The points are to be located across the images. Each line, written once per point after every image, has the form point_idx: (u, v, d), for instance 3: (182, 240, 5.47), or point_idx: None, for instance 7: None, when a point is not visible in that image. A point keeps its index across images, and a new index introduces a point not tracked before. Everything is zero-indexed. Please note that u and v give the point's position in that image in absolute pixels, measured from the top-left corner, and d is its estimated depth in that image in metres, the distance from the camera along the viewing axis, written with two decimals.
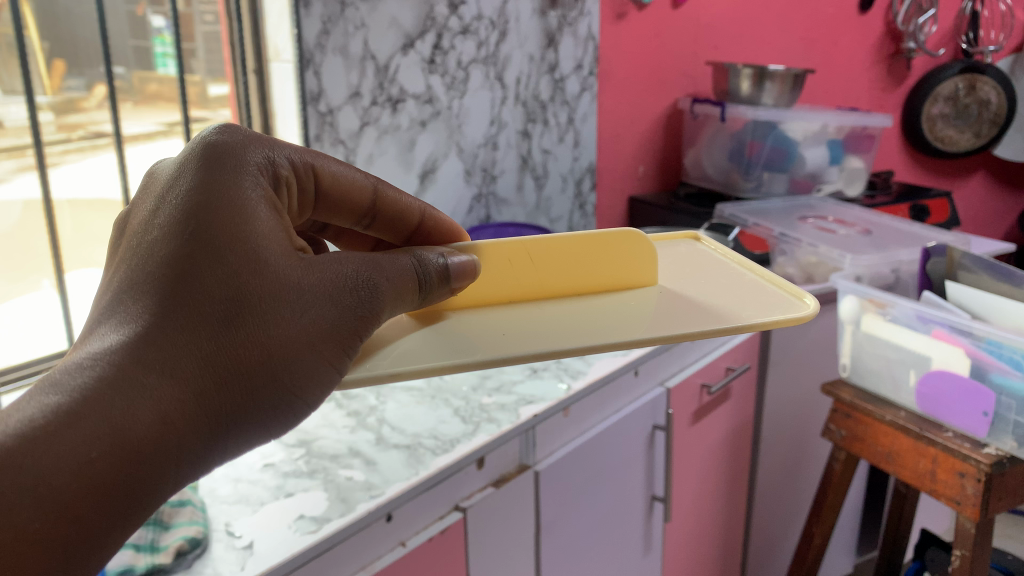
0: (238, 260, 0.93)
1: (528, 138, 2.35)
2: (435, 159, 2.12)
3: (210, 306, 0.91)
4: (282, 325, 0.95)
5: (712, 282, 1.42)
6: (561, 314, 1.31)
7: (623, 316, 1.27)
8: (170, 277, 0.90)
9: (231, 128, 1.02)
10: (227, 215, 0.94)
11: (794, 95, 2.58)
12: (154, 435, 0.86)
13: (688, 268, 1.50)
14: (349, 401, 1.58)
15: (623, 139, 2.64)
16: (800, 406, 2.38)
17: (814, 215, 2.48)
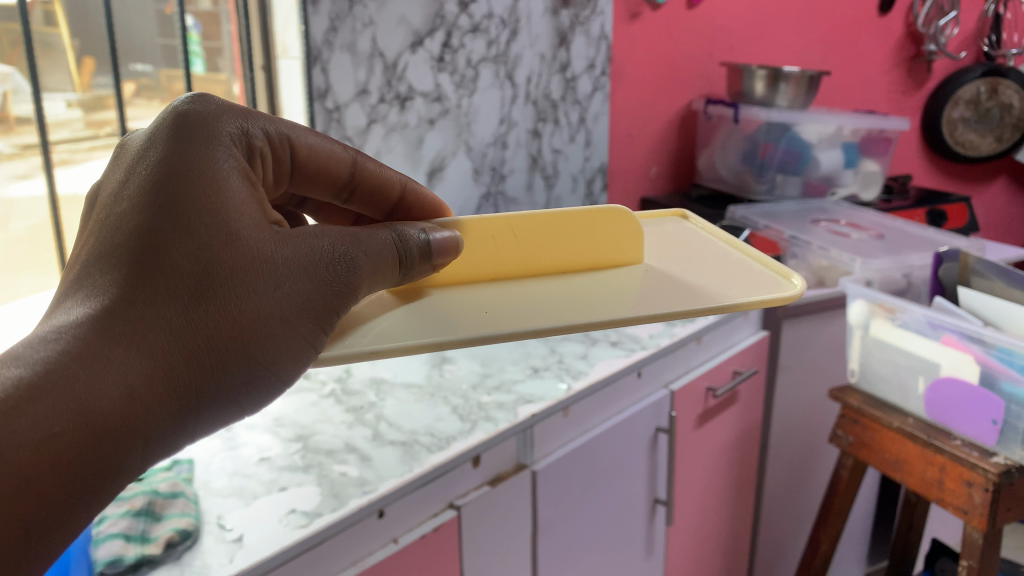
0: (210, 233, 0.92)
1: (538, 138, 2.34)
2: (444, 157, 2.12)
3: (181, 279, 0.90)
4: (255, 299, 0.94)
5: (691, 262, 1.58)
6: (547, 290, 1.44)
7: (611, 296, 1.39)
8: (140, 249, 0.89)
9: (202, 96, 1.01)
10: (198, 187, 0.93)
11: (809, 97, 2.55)
12: (122, 408, 0.85)
13: (668, 249, 1.65)
14: (349, 398, 1.58)
15: (635, 139, 2.63)
16: (809, 411, 2.35)
17: (827, 218, 2.46)
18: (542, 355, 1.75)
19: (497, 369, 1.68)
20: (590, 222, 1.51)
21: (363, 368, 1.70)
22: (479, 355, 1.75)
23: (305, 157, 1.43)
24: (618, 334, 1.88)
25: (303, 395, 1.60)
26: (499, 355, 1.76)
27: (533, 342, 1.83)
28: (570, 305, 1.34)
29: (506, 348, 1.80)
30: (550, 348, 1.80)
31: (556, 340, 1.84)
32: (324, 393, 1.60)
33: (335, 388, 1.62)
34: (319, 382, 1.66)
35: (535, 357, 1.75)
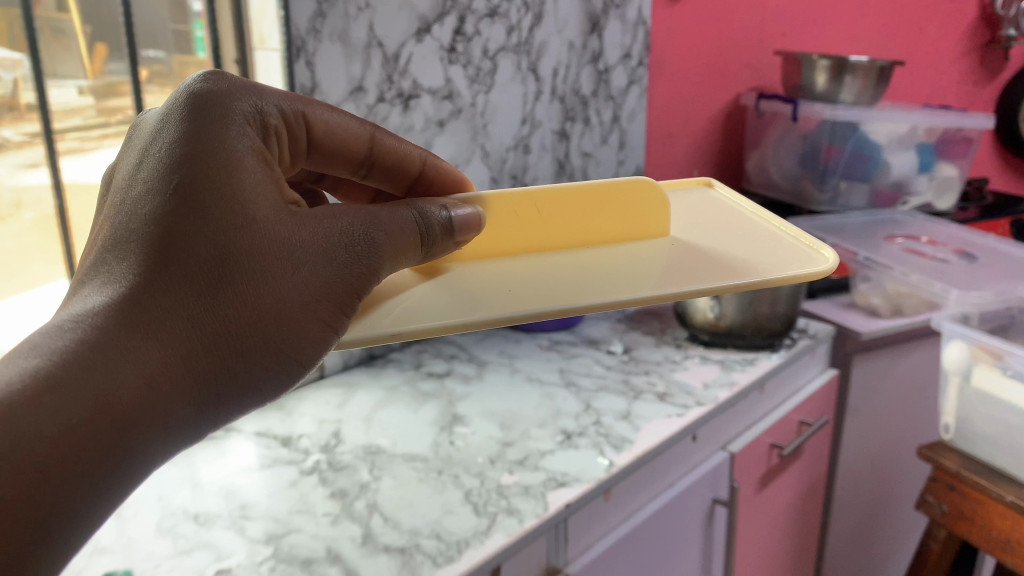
0: (230, 214, 0.82)
1: (566, 140, 2.01)
2: (456, 165, 1.79)
3: (200, 263, 0.81)
4: (276, 281, 0.85)
5: (729, 235, 1.36)
6: (568, 268, 1.24)
7: (639, 269, 1.20)
8: (157, 232, 0.80)
9: (217, 74, 0.89)
10: (215, 166, 0.83)
11: (878, 91, 2.20)
12: (142, 399, 0.76)
13: (701, 220, 1.43)
14: (337, 478, 1.26)
15: (675, 139, 2.29)
16: (880, 459, 2.02)
17: (902, 233, 2.11)
18: (574, 415, 1.43)
19: (519, 437, 1.36)
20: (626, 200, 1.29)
21: (353, 433, 1.39)
22: (498, 416, 1.43)
23: (320, 126, 1.07)
24: (665, 385, 1.56)
25: (281, 473, 1.29)
26: (522, 413, 1.44)
27: (561, 396, 1.51)
28: (578, 284, 1.15)
29: (530, 404, 1.48)
30: (584, 404, 1.48)
31: (589, 393, 1.52)
32: (306, 470, 1.29)
33: (320, 463, 1.31)
34: (300, 453, 1.34)
35: (567, 417, 1.43)
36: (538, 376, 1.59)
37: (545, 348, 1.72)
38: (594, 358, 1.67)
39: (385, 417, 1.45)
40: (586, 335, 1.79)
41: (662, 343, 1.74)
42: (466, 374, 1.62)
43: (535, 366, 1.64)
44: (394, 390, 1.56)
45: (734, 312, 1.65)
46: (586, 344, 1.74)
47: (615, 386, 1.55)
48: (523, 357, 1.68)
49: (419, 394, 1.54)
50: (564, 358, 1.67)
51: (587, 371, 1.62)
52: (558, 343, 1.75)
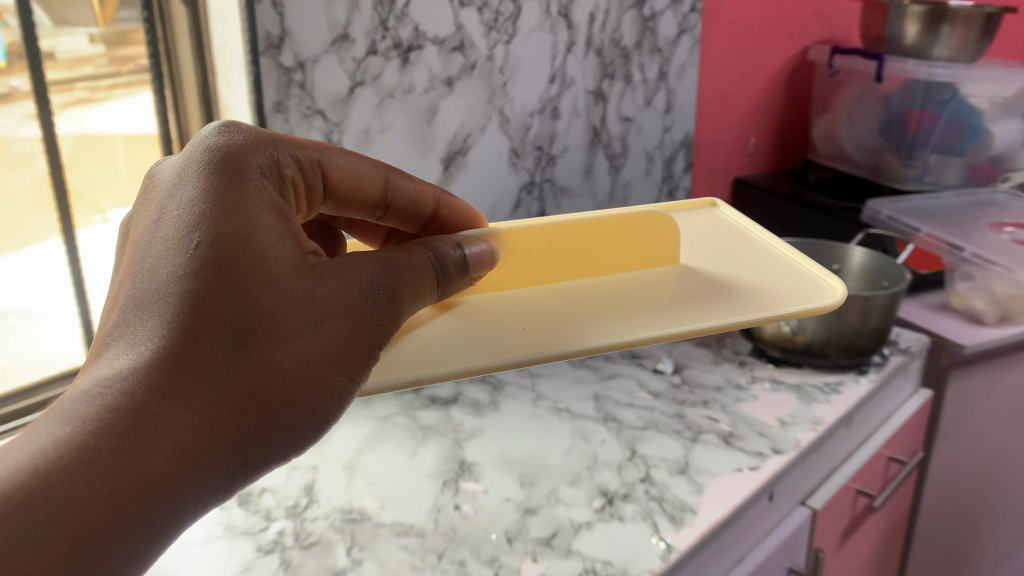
0: (251, 273, 0.75)
1: (603, 102, 1.65)
2: (468, 134, 1.44)
3: (222, 324, 0.74)
4: (298, 341, 0.77)
5: (751, 260, 1.08)
6: (589, 298, 1.00)
7: (659, 303, 0.97)
8: (176, 294, 0.73)
9: (232, 124, 0.82)
10: (235, 222, 0.76)
11: (982, 46, 1.81)
12: (169, 467, 0.71)
13: (720, 244, 1.14)
14: (303, 565, 0.95)
15: (730, 102, 1.92)
16: (971, 491, 1.69)
17: (1009, 219, 1.74)
18: (616, 469, 1.11)
19: (545, 502, 1.04)
20: (642, 224, 1.02)
21: (330, 491, 1.08)
22: (517, 466, 1.11)
23: (337, 176, 0.91)
24: (729, 422, 1.23)
25: (231, 554, 0.97)
26: (547, 463, 1.12)
27: (597, 438, 1.18)
28: (579, 322, 0.93)
29: (558, 450, 1.15)
30: (628, 450, 1.15)
31: (633, 433, 1.20)
32: (263, 551, 0.98)
33: (283, 538, 0.99)
34: (257, 523, 1.03)
35: (607, 471, 1.10)
36: (567, 405, 1.27)
37: (575, 365, 1.39)
38: (637, 380, 1.34)
39: (371, 466, 1.13)
40: (625, 347, 1.45)
41: (720, 360, 1.40)
42: (477, 400, 1.29)
43: (564, 391, 1.31)
44: (385, 424, 1.24)
45: (816, 325, 1.31)
46: (626, 359, 1.41)
47: (666, 423, 1.22)
48: (548, 377, 1.35)
49: (417, 429, 1.22)
50: (599, 379, 1.34)
51: (630, 399, 1.29)
52: (592, 356, 1.42)
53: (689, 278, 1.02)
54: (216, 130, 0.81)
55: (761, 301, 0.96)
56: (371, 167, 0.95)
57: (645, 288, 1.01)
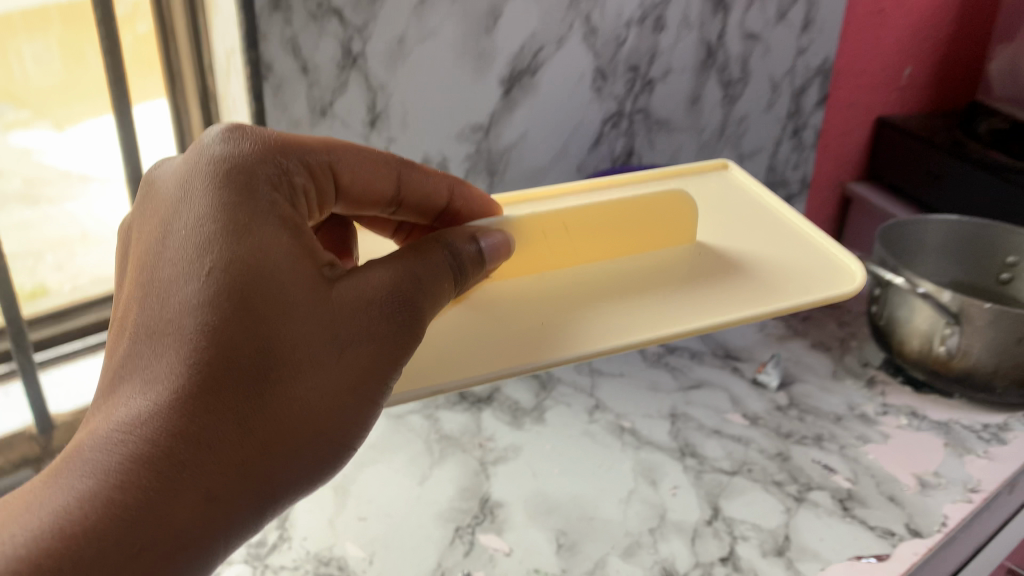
0: (270, 293, 0.57)
1: (725, 12, 1.26)
2: (542, 47, 1.09)
3: (248, 354, 0.56)
4: (332, 368, 0.60)
5: (771, 242, 0.88)
6: (623, 280, 0.84)
7: (698, 290, 0.80)
8: (187, 325, 0.55)
9: (235, 127, 0.64)
10: (252, 238, 0.58)
11: None
12: (193, 541, 0.53)
13: (735, 218, 0.93)
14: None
15: (890, 21, 1.49)
16: None
17: None
18: (689, 541, 0.82)
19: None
20: (659, 208, 0.84)
21: (308, 525, 0.83)
22: (555, 522, 0.83)
23: (348, 174, 0.70)
24: (848, 475, 0.91)
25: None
26: (598, 520, 0.84)
27: (668, 484, 0.89)
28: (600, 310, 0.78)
29: (613, 499, 0.87)
30: (709, 509, 0.86)
31: (716, 480, 0.90)
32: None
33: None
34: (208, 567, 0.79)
35: (676, 543, 0.82)
36: (633, 425, 0.98)
37: (650, 363, 1.09)
38: (730, 397, 1.03)
39: (367, 492, 0.87)
40: (716, 342, 1.14)
41: (841, 375, 1.08)
42: (518, 402, 1.01)
43: (632, 403, 1.01)
44: (398, 424, 0.97)
45: (986, 350, 0.96)
46: (718, 362, 1.10)
47: (763, 470, 0.92)
48: (614, 378, 1.06)
49: (436, 438, 0.95)
50: (680, 388, 1.04)
51: (717, 425, 0.98)
52: (673, 351, 1.12)
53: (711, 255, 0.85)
54: (220, 136, 0.63)
55: (781, 284, 0.81)
56: (381, 159, 0.74)
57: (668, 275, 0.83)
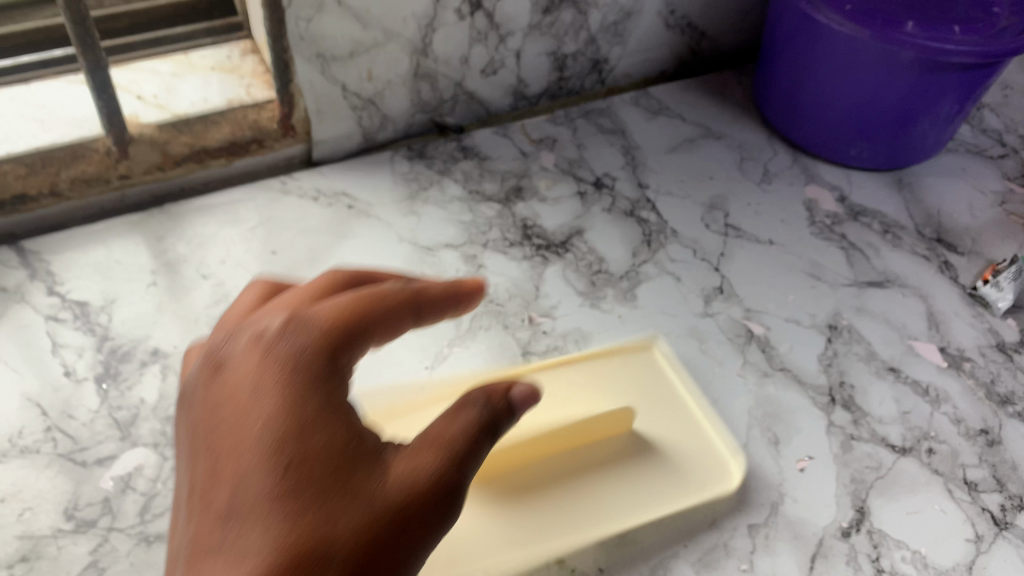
0: (343, 488, 0.44)
1: None
2: None
3: (328, 532, 0.42)
4: (418, 518, 0.45)
5: (694, 428, 0.72)
6: (613, 465, 0.69)
7: (682, 478, 0.69)
8: (253, 520, 0.43)
9: (294, 316, 0.49)
10: (326, 437, 0.45)
11: None
12: None
13: (670, 406, 0.74)
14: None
15: None
16: None
17: None
18: (807, 562, 0.65)
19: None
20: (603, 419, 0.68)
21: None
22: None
23: (382, 341, 0.51)
24: None
25: (14, 516, 0.61)
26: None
27: (734, 511, 0.68)
28: (548, 508, 0.66)
29: (669, 545, 0.65)
30: (852, 512, 0.68)
31: (874, 456, 0.71)
32: (67, 525, 0.61)
33: (123, 489, 0.63)
34: (100, 446, 0.66)
35: (784, 559, 0.65)
36: (765, 333, 0.81)
37: (744, 288, 0.85)
38: (892, 331, 0.81)
39: (358, 381, 0.74)
40: (874, 258, 0.88)
41: None
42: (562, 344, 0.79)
43: (716, 363, 0.78)
44: (426, 333, 0.79)
45: None
46: (865, 299, 0.84)
47: (907, 432, 0.73)
48: (696, 314, 0.82)
49: (434, 362, 0.77)
50: (802, 330, 0.81)
51: (861, 381, 0.77)
52: (785, 254, 0.89)
53: (668, 450, 0.71)
54: (279, 327, 0.49)
55: (686, 478, 0.69)
56: (395, 308, 0.52)
57: (616, 475, 0.69)
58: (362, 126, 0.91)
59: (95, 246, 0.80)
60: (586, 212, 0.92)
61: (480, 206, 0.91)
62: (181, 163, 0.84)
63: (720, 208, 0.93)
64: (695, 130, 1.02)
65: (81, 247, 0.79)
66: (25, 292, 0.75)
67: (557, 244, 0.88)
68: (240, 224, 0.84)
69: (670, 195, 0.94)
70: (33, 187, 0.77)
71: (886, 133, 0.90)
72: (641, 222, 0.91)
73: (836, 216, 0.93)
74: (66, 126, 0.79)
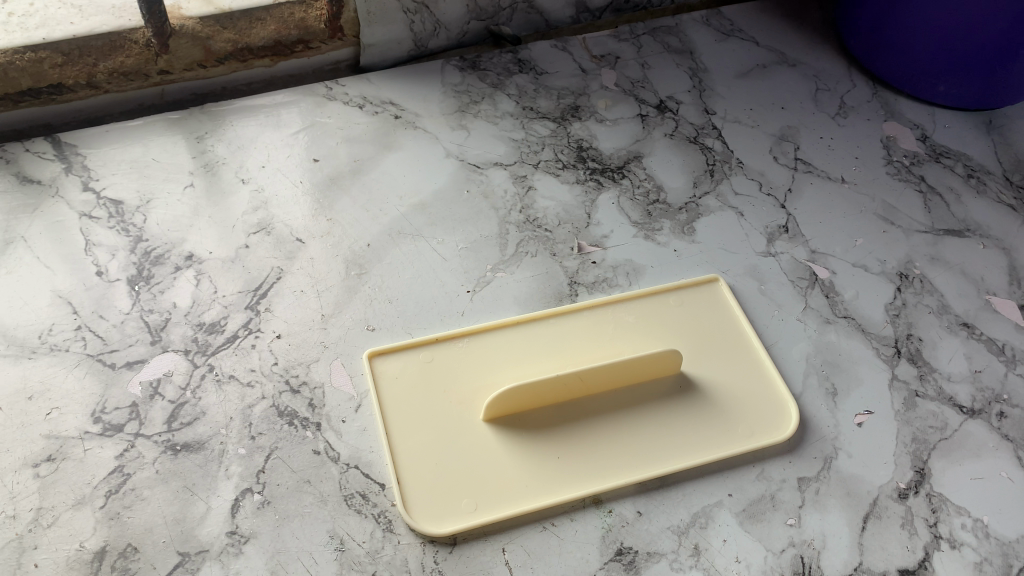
0: None
1: None
2: None
3: None
4: None
5: (750, 375, 0.70)
6: (658, 406, 0.67)
7: (728, 425, 0.67)
8: None
9: None
10: None
11: None
12: None
13: (728, 350, 0.71)
14: (146, 503, 0.62)
15: None
16: None
17: None
18: (859, 521, 0.64)
19: (696, 572, 0.61)
20: (645, 365, 0.67)
21: (291, 318, 0.72)
22: (617, 531, 0.62)
23: None
24: None
25: (42, 415, 0.65)
26: (679, 525, 0.63)
27: (779, 460, 0.67)
28: (589, 448, 0.65)
29: (711, 496, 0.65)
30: (912, 473, 0.67)
31: (939, 417, 0.70)
32: (95, 428, 0.65)
33: (152, 395, 0.67)
34: (131, 350, 0.69)
35: (835, 517, 0.64)
36: (831, 277, 0.78)
37: (811, 227, 0.81)
38: (968, 284, 0.78)
39: (401, 300, 0.73)
40: (955, 205, 0.84)
41: None
42: (613, 275, 0.76)
43: (774, 306, 0.75)
44: (470, 254, 0.77)
45: None
46: (941, 248, 0.81)
47: (976, 392, 0.72)
48: (757, 253, 0.79)
49: (477, 286, 0.75)
50: (870, 277, 0.78)
51: (930, 335, 0.75)
52: (857, 193, 0.84)
53: (719, 397, 0.68)
54: None
55: (735, 424, 0.67)
56: None
57: (663, 411, 0.67)
58: (412, 33, 0.90)
59: (133, 144, 0.81)
60: (648, 137, 0.87)
61: (533, 123, 0.87)
62: (223, 61, 0.85)
63: (790, 140, 0.88)
64: (768, 55, 0.95)
65: (121, 144, 0.81)
66: (60, 186, 0.77)
67: (614, 169, 0.84)
68: (284, 129, 0.84)
69: (739, 123, 0.89)
70: (70, 77, 0.80)
71: (983, 70, 0.85)
72: (704, 150, 0.86)
73: (916, 156, 0.88)
74: (109, 18, 0.81)
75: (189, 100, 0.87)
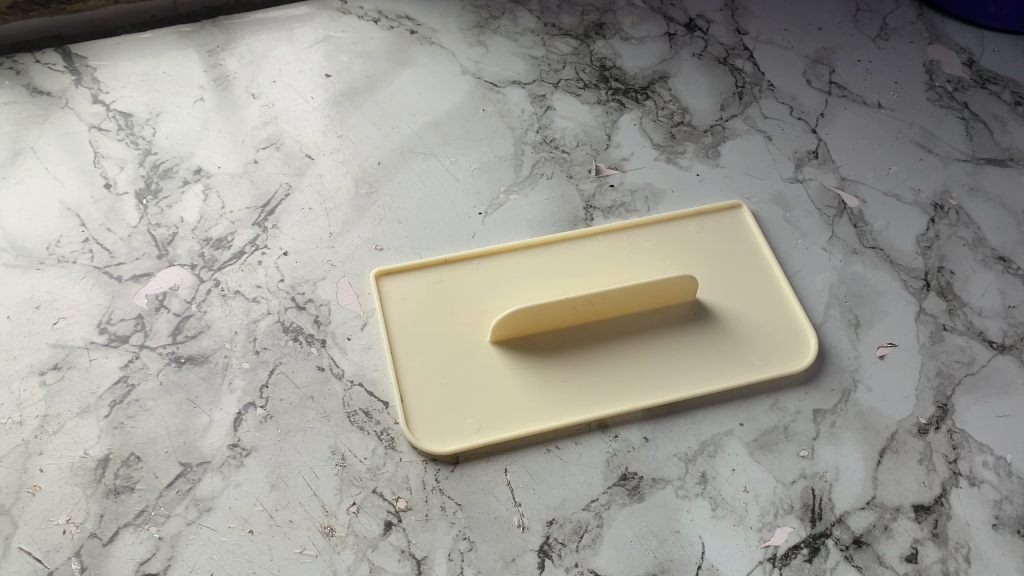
0: None
1: None
2: None
3: None
4: None
5: (767, 304, 0.68)
6: (670, 333, 0.66)
7: (741, 354, 0.65)
8: None
9: None
10: None
11: None
12: None
13: (745, 277, 0.69)
14: (150, 414, 0.62)
15: None
16: None
17: None
18: (874, 455, 0.63)
19: (701, 501, 0.60)
20: (656, 292, 0.65)
21: (299, 235, 0.71)
22: (622, 456, 0.62)
23: None
24: None
25: (50, 325, 0.66)
26: (687, 453, 0.62)
27: (794, 391, 0.65)
28: (596, 373, 0.64)
29: (721, 425, 0.63)
30: (934, 409, 0.65)
31: (967, 351, 0.68)
32: (100, 339, 0.65)
33: (158, 308, 0.67)
34: (137, 263, 0.69)
35: (849, 450, 0.63)
36: (861, 207, 0.75)
37: (842, 154, 0.78)
38: (1007, 216, 0.75)
39: (412, 220, 0.72)
40: (999, 133, 0.80)
41: None
42: (631, 200, 0.74)
43: (798, 234, 0.73)
44: (483, 174, 0.75)
45: None
46: (981, 178, 0.77)
47: (1008, 328, 0.69)
48: (784, 179, 0.76)
49: (489, 208, 0.73)
50: (902, 207, 0.75)
51: (963, 268, 0.72)
52: (893, 119, 0.80)
53: (735, 325, 0.66)
54: None
55: (748, 353, 0.65)
56: None
57: (674, 338, 0.66)
58: None
59: (144, 57, 0.80)
60: (675, 57, 0.84)
61: (554, 40, 0.84)
62: None
63: (826, 63, 0.83)
64: None
65: (131, 57, 0.80)
66: (69, 98, 0.77)
67: (637, 89, 0.81)
68: (297, 44, 0.82)
69: (772, 44, 0.85)
70: None
71: None
72: (734, 71, 0.83)
73: (960, 82, 0.83)
74: None
75: (202, 13, 0.84)
